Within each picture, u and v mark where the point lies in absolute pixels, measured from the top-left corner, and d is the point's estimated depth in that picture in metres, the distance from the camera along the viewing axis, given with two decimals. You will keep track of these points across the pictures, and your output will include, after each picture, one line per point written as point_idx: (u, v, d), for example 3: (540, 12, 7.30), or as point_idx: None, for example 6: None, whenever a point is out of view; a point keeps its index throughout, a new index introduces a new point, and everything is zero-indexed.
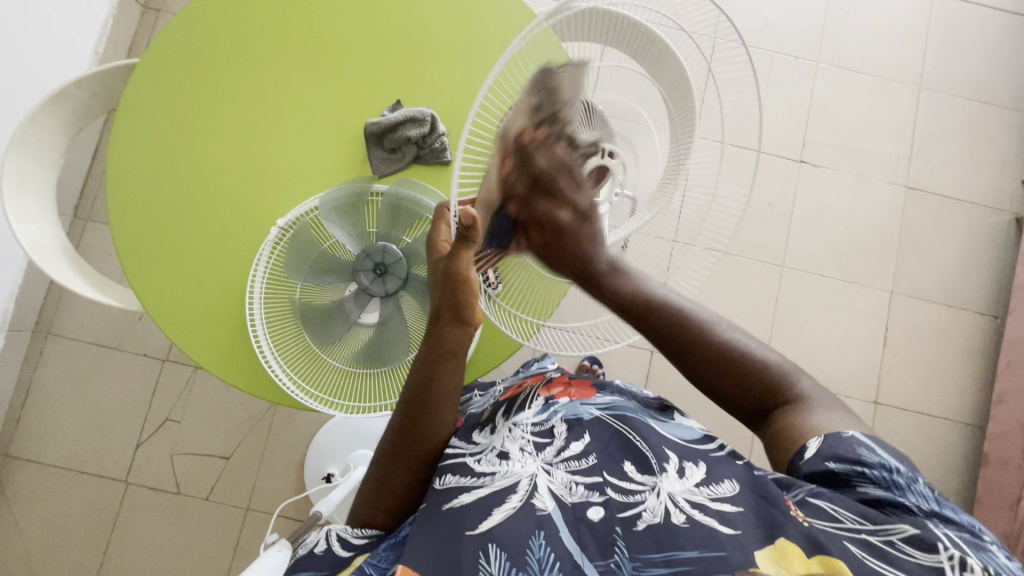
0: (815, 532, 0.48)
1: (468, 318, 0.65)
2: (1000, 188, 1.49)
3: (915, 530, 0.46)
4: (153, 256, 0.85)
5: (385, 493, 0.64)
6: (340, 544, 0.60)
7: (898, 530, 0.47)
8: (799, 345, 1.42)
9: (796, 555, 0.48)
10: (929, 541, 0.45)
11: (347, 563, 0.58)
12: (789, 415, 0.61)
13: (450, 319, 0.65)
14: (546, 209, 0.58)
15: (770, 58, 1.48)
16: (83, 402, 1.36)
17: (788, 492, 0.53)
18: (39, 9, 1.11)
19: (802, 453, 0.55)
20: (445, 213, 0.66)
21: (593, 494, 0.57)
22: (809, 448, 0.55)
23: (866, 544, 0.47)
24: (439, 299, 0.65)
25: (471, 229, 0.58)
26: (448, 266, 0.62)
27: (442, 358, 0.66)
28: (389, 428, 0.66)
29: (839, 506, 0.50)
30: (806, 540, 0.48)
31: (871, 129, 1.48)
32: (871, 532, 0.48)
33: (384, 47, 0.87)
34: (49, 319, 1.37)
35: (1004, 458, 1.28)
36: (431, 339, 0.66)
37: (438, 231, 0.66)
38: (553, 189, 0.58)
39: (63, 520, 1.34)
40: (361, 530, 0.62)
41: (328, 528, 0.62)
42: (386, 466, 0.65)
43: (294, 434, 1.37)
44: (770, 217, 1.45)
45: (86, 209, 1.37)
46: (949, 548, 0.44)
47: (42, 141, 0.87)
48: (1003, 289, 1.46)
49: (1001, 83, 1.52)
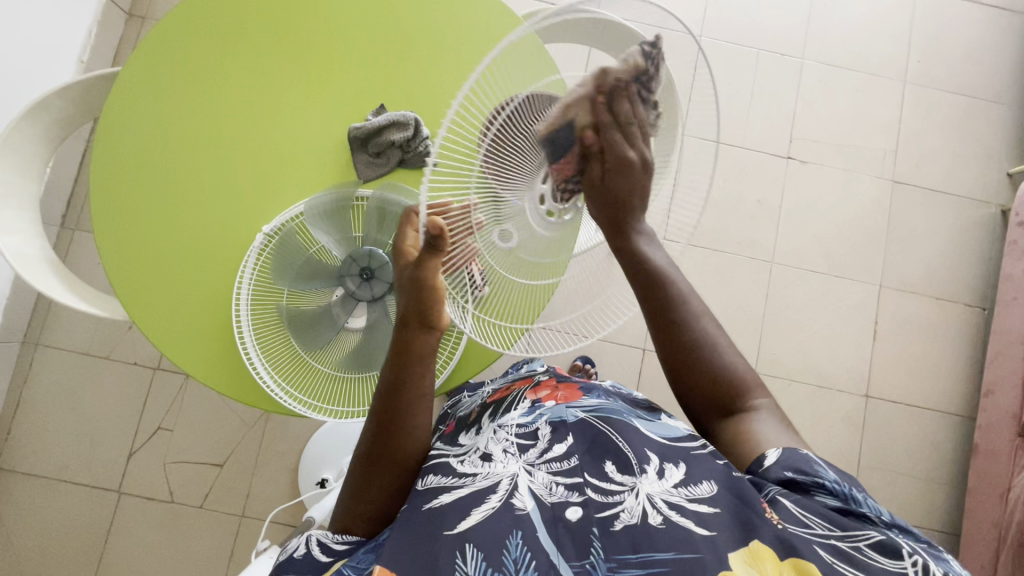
0: (788, 536, 0.50)
1: (436, 323, 0.64)
2: (987, 181, 1.50)
3: (881, 536, 0.49)
4: (139, 262, 0.85)
5: (369, 496, 0.63)
6: (320, 549, 0.60)
7: (865, 536, 0.50)
8: (790, 341, 1.43)
9: (768, 557, 0.49)
10: (893, 547, 0.48)
11: (326, 569, 0.58)
12: (742, 422, 0.64)
13: (418, 326, 0.64)
14: (618, 147, 0.54)
15: (755, 55, 1.49)
16: (74, 413, 1.36)
17: (759, 494, 0.55)
18: (20, 19, 1.11)
19: (762, 461, 0.58)
20: (411, 217, 0.67)
21: (572, 494, 0.57)
22: (768, 457, 0.58)
23: (837, 549, 0.49)
24: (405, 303, 0.64)
25: (438, 238, 0.56)
26: (415, 273, 0.61)
27: (411, 363, 0.64)
28: (364, 434, 0.65)
29: (809, 512, 0.52)
30: (779, 543, 0.50)
31: (858, 125, 1.49)
32: (840, 538, 0.50)
33: (371, 52, 0.87)
34: (39, 330, 1.37)
35: (993, 448, 1.28)
36: (397, 344, 0.65)
37: (405, 236, 0.67)
38: (627, 130, 0.53)
39: (56, 531, 1.33)
40: (342, 537, 0.62)
41: (309, 534, 0.62)
42: (362, 472, 0.64)
43: (286, 440, 1.36)
44: (758, 214, 1.45)
45: (74, 219, 1.36)
46: (912, 554, 0.48)
47: (23, 151, 0.87)
48: (991, 281, 1.47)
49: (986, 76, 1.53)
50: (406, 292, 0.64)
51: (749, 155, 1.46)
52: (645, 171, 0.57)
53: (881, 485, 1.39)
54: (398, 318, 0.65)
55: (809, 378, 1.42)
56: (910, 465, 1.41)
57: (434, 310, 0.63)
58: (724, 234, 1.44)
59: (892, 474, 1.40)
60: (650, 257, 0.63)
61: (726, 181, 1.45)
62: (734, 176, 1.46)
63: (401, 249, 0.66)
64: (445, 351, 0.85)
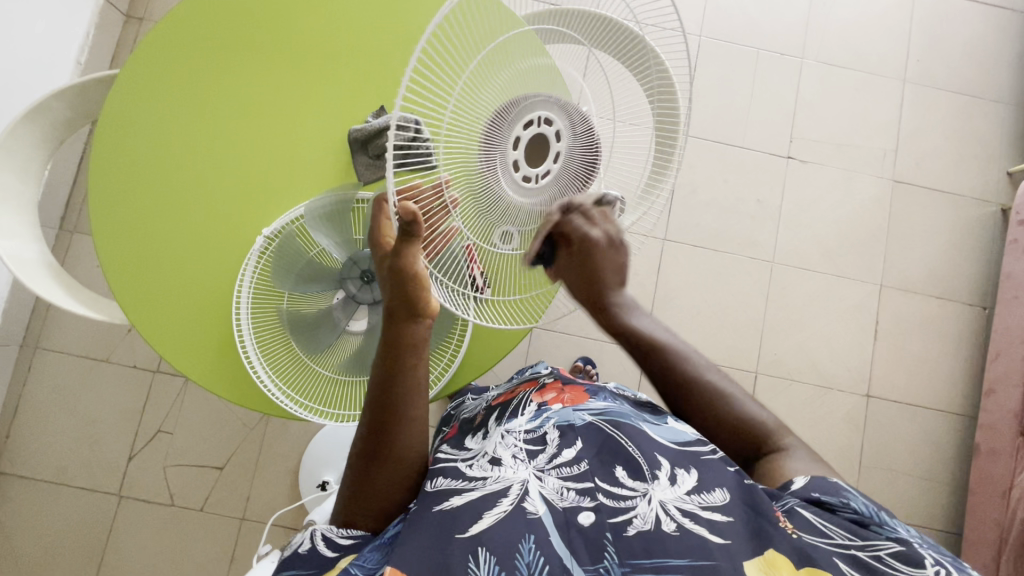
0: (804, 545, 0.50)
1: (422, 310, 0.65)
2: (986, 180, 1.50)
3: (902, 547, 0.48)
4: (137, 262, 0.85)
5: (368, 495, 0.61)
6: (325, 544, 0.58)
7: (884, 545, 0.49)
8: (791, 340, 1.42)
9: (784, 566, 0.49)
10: (915, 557, 0.47)
11: (331, 565, 0.56)
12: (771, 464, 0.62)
13: (405, 315, 0.64)
14: (581, 230, 0.63)
15: (755, 55, 1.49)
16: (74, 416, 1.35)
17: (776, 503, 0.55)
18: (17, 21, 1.10)
19: (790, 486, 0.57)
20: (383, 207, 0.67)
21: (584, 499, 0.56)
22: (795, 483, 0.57)
23: (855, 560, 0.49)
24: (390, 294, 0.65)
25: (412, 224, 0.58)
26: (394, 263, 0.63)
27: (400, 353, 0.64)
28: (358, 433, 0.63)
29: (829, 523, 0.51)
30: (795, 552, 0.50)
31: (858, 124, 1.49)
32: (859, 548, 0.49)
33: (371, 51, 0.87)
34: (37, 333, 1.36)
35: (995, 447, 1.28)
36: (386, 336, 0.64)
37: (380, 225, 0.67)
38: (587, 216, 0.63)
39: (56, 534, 1.33)
40: (347, 530, 0.60)
41: (313, 528, 0.60)
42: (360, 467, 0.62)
43: (286, 443, 1.36)
44: (759, 214, 1.45)
45: (72, 221, 1.36)
46: (935, 564, 0.47)
47: (21, 155, 0.86)
48: (991, 281, 1.47)
49: (985, 75, 1.53)
50: (389, 283, 0.64)
51: (750, 155, 1.46)
52: (611, 247, 0.65)
53: (883, 485, 1.39)
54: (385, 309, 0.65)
55: (811, 378, 1.42)
56: (912, 465, 1.41)
57: (418, 296, 0.64)
58: (725, 234, 1.44)
59: (893, 474, 1.40)
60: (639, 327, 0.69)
61: (726, 181, 1.45)
62: (734, 176, 1.45)
63: (377, 239, 0.67)
64: (439, 366, 0.85)
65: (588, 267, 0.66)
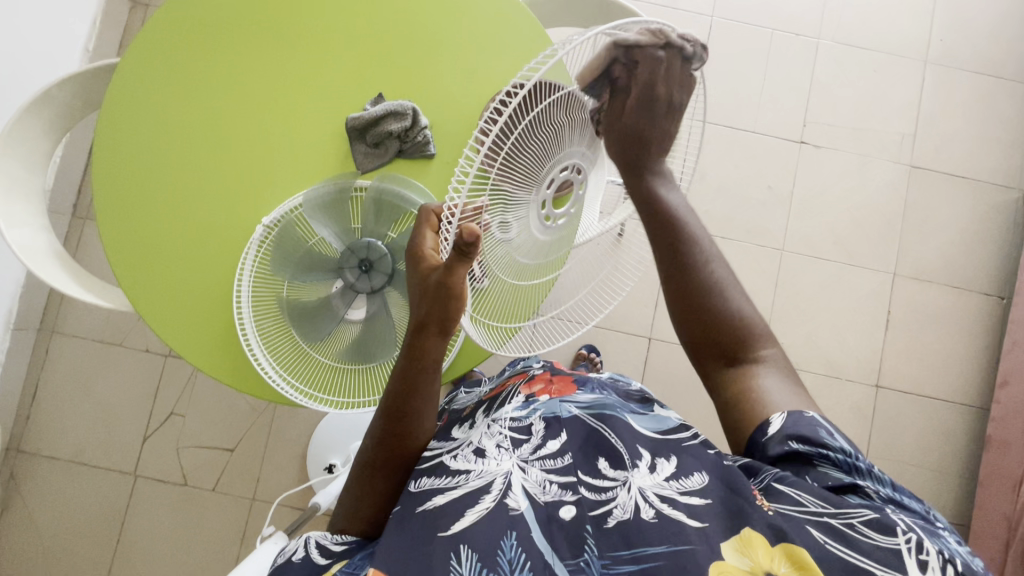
0: (779, 522, 0.49)
1: (452, 330, 0.63)
2: (1009, 165, 1.45)
3: (876, 515, 0.47)
4: (142, 248, 0.86)
5: (363, 502, 0.62)
6: (318, 552, 0.58)
7: (858, 514, 0.48)
8: (799, 330, 1.41)
9: (760, 544, 0.48)
10: (888, 525, 0.47)
11: (324, 571, 0.56)
12: (744, 376, 0.62)
13: (436, 331, 0.62)
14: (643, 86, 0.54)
15: (769, 36, 1.44)
16: (90, 397, 1.39)
17: (755, 479, 0.54)
18: (27, 8, 1.11)
19: (766, 429, 0.56)
20: (429, 219, 0.64)
21: (566, 493, 0.56)
22: (770, 425, 0.56)
23: (828, 528, 0.48)
24: (426, 310, 0.61)
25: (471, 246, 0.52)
26: (442, 279, 0.57)
27: (423, 368, 0.63)
28: (368, 437, 0.65)
29: (803, 491, 0.50)
30: (770, 529, 0.49)
31: (874, 108, 1.45)
32: (832, 515, 0.48)
33: (370, 35, 0.86)
34: (53, 318, 1.39)
35: (1007, 440, 1.27)
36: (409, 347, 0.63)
37: (424, 238, 0.63)
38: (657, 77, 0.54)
39: (75, 511, 1.37)
40: (341, 537, 0.60)
41: (307, 536, 0.60)
42: (364, 477, 0.63)
43: (294, 428, 1.39)
44: (770, 200, 1.42)
45: (84, 208, 1.38)
46: (906, 532, 0.46)
47: (28, 143, 0.88)
48: (1011, 269, 1.43)
49: (1010, 54, 1.47)
50: (426, 301, 0.60)
51: (759, 139, 1.43)
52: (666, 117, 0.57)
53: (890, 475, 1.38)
54: (416, 323, 0.62)
55: (817, 367, 1.40)
56: (920, 456, 1.39)
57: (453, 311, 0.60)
58: (735, 221, 1.42)
59: (901, 466, 1.39)
60: (669, 200, 0.63)
61: (736, 166, 1.43)
62: (744, 160, 1.43)
63: (420, 250, 0.62)
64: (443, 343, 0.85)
65: (640, 132, 0.58)
